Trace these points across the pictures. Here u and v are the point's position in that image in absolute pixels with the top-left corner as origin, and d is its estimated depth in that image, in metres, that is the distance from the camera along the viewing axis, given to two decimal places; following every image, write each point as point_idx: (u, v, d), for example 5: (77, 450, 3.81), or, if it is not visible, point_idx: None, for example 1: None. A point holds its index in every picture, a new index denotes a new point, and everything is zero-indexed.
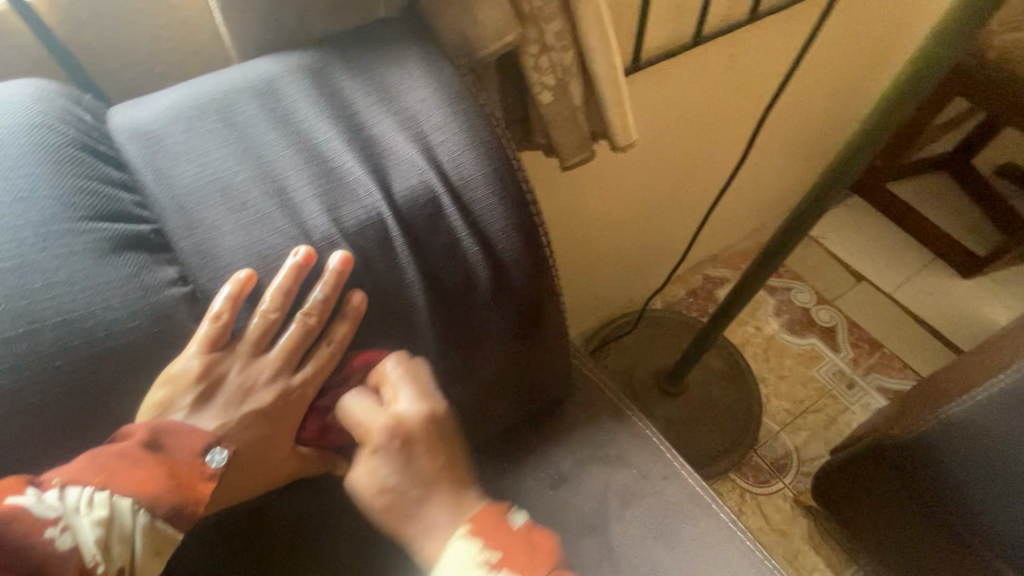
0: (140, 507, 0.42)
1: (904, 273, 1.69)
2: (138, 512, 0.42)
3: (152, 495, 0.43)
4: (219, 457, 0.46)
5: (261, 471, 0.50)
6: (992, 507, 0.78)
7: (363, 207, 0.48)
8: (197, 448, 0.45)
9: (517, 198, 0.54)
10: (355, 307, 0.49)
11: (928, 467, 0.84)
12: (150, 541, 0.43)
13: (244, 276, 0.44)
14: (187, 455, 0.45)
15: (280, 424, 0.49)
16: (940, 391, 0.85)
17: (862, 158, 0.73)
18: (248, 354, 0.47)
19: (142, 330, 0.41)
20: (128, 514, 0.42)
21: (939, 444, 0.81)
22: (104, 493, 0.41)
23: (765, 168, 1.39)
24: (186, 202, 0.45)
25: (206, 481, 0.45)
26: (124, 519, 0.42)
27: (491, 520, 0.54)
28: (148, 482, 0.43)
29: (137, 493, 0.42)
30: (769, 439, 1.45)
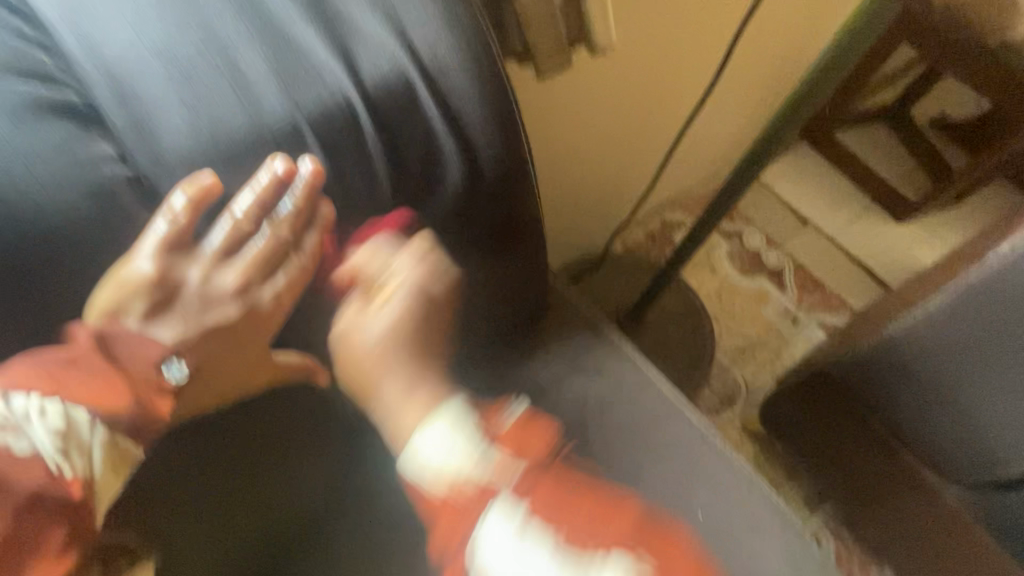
0: (96, 419, 0.38)
1: (848, 217, 1.78)
2: (95, 424, 0.38)
3: (109, 408, 0.39)
4: (177, 372, 0.41)
5: (229, 381, 0.45)
6: (908, 415, 0.86)
7: (326, 90, 0.44)
8: (153, 360, 0.40)
9: (497, 93, 0.50)
10: (323, 217, 0.45)
11: (858, 386, 0.90)
12: (108, 454, 0.39)
13: (208, 179, 0.40)
14: (141, 366, 0.40)
15: (248, 339, 0.45)
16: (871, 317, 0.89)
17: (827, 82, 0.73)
18: (212, 265, 0.42)
19: (83, 209, 0.37)
20: (85, 426, 0.38)
21: (865, 365, 0.86)
22: (55, 400, 0.37)
23: (726, 107, 1.38)
24: (117, 69, 0.39)
25: (163, 397, 0.41)
26: (81, 429, 0.38)
27: (482, 411, 0.54)
28: (107, 393, 0.39)
29: (94, 406, 0.38)
30: (720, 372, 1.53)
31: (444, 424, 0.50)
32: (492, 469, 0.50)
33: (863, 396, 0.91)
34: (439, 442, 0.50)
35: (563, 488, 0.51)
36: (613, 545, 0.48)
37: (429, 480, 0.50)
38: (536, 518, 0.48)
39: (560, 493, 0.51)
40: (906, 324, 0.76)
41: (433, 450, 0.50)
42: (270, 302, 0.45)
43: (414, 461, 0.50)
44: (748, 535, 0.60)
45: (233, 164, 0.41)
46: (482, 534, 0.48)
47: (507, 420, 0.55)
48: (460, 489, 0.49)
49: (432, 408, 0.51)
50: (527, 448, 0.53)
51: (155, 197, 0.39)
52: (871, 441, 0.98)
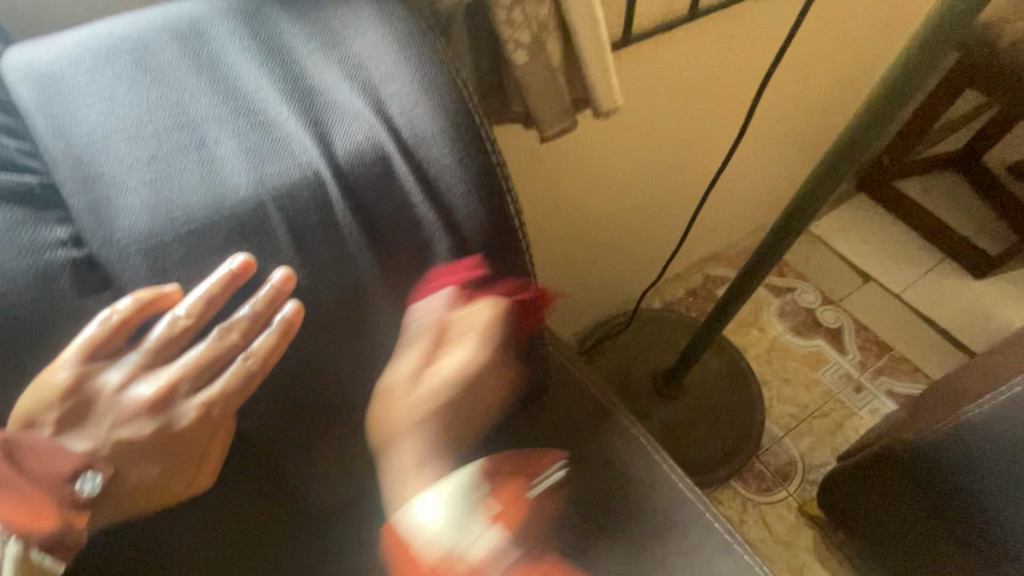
0: (11, 535, 0.34)
1: (917, 272, 1.62)
2: (9, 541, 0.34)
3: (30, 523, 0.34)
4: (90, 483, 0.35)
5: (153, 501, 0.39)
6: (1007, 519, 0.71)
7: (294, 165, 0.42)
8: (63, 474, 0.35)
9: (480, 162, 0.47)
10: (287, 320, 0.40)
11: (942, 476, 0.77)
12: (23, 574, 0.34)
13: (168, 288, 0.38)
14: (48, 480, 0.34)
15: (172, 456, 0.38)
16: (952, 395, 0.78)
17: (875, 137, 0.65)
18: (138, 369, 0.37)
19: (16, 301, 0.35)
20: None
21: (956, 449, 0.73)
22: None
23: (766, 158, 1.31)
24: (81, 152, 0.39)
25: (84, 512, 0.36)
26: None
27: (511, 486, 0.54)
28: (28, 506, 0.34)
29: (9, 522, 0.34)
30: (773, 445, 1.37)
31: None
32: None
33: (945, 488, 0.77)
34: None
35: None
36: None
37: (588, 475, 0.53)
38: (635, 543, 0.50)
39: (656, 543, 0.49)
40: (1000, 397, 0.66)
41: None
42: (192, 416, 0.38)
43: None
44: None
45: (190, 245, 0.39)
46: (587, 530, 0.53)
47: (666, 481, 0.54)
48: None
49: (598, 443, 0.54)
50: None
51: (102, 284, 0.38)
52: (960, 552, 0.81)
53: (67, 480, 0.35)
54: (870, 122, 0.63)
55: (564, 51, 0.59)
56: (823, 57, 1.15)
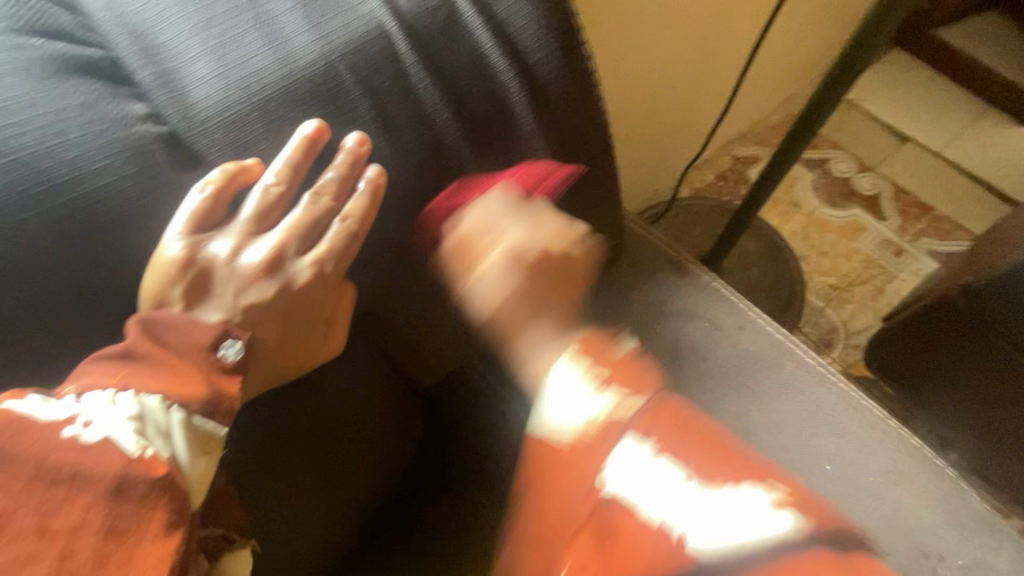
0: (171, 402, 0.33)
1: (958, 126, 1.53)
2: (172, 406, 0.33)
3: (182, 388, 0.33)
4: (233, 348, 0.36)
5: (293, 361, 0.41)
6: None
7: (357, 17, 0.39)
8: (204, 342, 0.35)
9: (549, 1, 0.44)
10: (372, 181, 0.39)
11: (1008, 312, 0.77)
12: (191, 437, 0.33)
13: (249, 161, 0.36)
14: (191, 351, 0.35)
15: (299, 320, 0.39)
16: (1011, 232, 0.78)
17: None
18: (245, 237, 0.36)
19: (119, 177, 0.34)
20: (159, 409, 0.32)
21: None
22: (126, 392, 0.32)
23: (804, 13, 1.20)
24: (137, 21, 0.36)
25: (235, 376, 0.36)
26: (156, 413, 0.32)
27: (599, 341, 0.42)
28: (180, 375, 0.34)
29: (167, 388, 0.33)
30: (815, 316, 1.36)
31: (559, 378, 0.40)
32: (596, 430, 0.38)
33: (1006, 324, 0.79)
34: (562, 388, 0.40)
35: (679, 418, 0.38)
36: (745, 477, 0.35)
37: (551, 431, 0.39)
38: (667, 450, 0.36)
39: (680, 428, 0.37)
40: None
41: (564, 398, 0.39)
42: (307, 277, 0.38)
43: (544, 409, 0.39)
44: (892, 487, 0.52)
45: (268, 111, 0.37)
46: (606, 482, 0.36)
47: (623, 352, 0.41)
48: (580, 437, 0.38)
49: (551, 355, 0.42)
50: (646, 381, 0.40)
51: (192, 159, 0.36)
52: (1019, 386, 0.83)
53: (207, 347, 0.35)
54: None
55: None
56: None
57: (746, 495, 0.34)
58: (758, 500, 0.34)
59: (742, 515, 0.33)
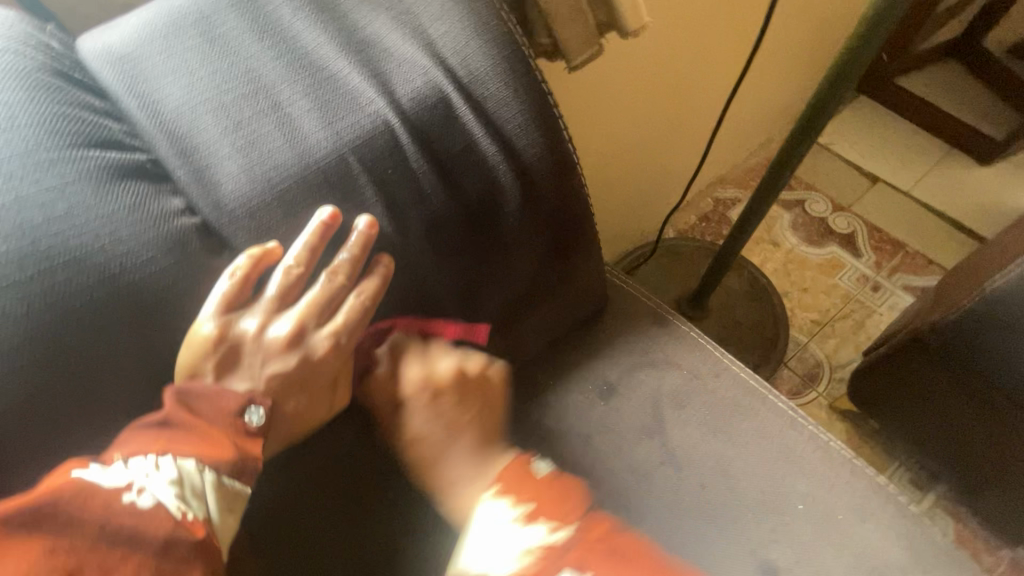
0: (205, 465, 0.37)
1: (925, 167, 1.62)
2: (205, 469, 0.37)
3: (214, 453, 0.38)
4: (256, 414, 0.41)
5: (307, 419, 0.46)
6: None
7: (365, 116, 0.44)
8: (231, 410, 0.40)
9: (533, 92, 0.50)
10: (382, 271, 0.45)
11: (972, 350, 0.82)
12: (223, 497, 0.38)
13: (270, 245, 0.41)
14: (220, 418, 0.40)
15: (313, 386, 0.44)
16: (972, 274, 0.84)
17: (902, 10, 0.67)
18: (269, 314, 0.42)
19: (159, 264, 0.38)
20: (194, 472, 0.37)
21: (983, 323, 0.78)
22: (166, 456, 0.36)
23: (772, 70, 1.29)
24: (176, 127, 0.41)
25: (256, 440, 0.41)
26: (192, 476, 0.37)
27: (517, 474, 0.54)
28: (210, 441, 0.38)
29: (201, 453, 0.37)
30: (800, 351, 1.41)
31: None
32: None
33: (972, 362, 0.83)
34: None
35: None
36: None
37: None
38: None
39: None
40: None
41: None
42: (324, 348, 0.44)
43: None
44: (860, 523, 0.56)
45: (287, 202, 0.42)
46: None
47: None
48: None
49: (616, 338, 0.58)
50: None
51: (222, 244, 0.41)
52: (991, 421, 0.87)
53: (235, 414, 0.40)
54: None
55: None
56: None
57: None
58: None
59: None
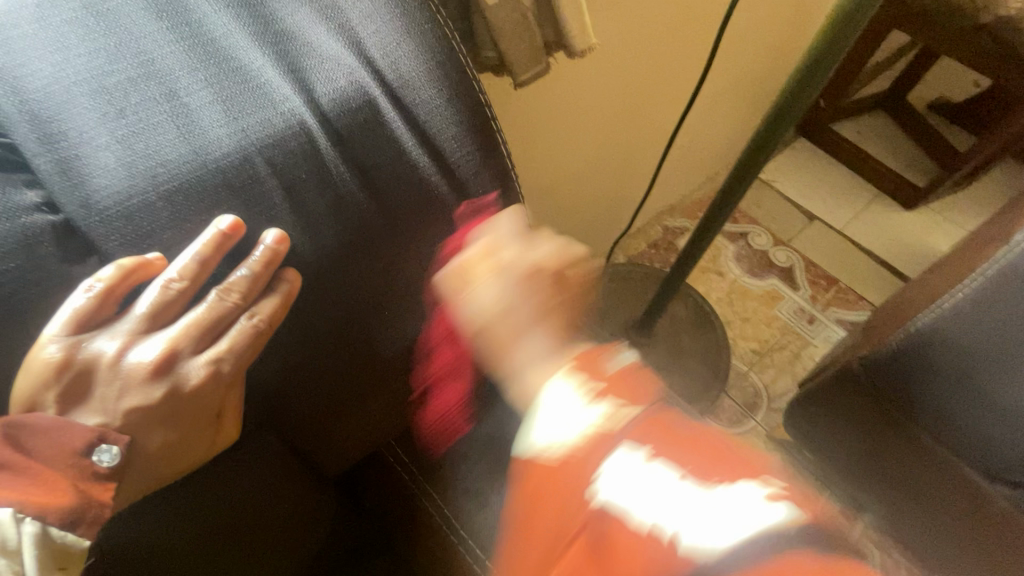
0: (24, 515, 0.32)
1: (858, 207, 1.70)
2: (24, 520, 0.33)
3: (45, 501, 0.33)
4: (108, 455, 0.36)
5: (181, 457, 0.40)
6: (950, 421, 0.80)
7: (276, 113, 0.40)
8: (75, 449, 0.35)
9: (468, 104, 0.47)
10: (288, 286, 0.40)
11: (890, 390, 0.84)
12: (44, 554, 0.33)
13: (150, 257, 0.36)
14: (61, 459, 0.34)
15: (188, 420, 0.39)
16: (897, 313, 0.86)
17: (838, 51, 0.68)
18: (133, 337, 0.36)
19: (7, 269, 0.33)
20: (10, 524, 0.32)
21: (900, 367, 0.80)
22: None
23: (718, 105, 1.33)
24: (42, 109, 0.36)
25: (107, 483, 0.36)
26: (5, 529, 0.32)
27: (593, 357, 0.43)
28: (43, 486, 0.33)
29: (24, 501, 0.32)
30: (740, 380, 1.43)
31: None
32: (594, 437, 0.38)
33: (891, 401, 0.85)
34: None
35: None
36: None
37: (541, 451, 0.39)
38: (661, 454, 0.37)
39: None
40: (942, 311, 0.71)
41: None
42: (200, 376, 0.38)
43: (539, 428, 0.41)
44: None
45: (175, 204, 0.37)
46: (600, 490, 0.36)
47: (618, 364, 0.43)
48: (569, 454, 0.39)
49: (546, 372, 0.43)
50: (640, 392, 0.41)
51: (86, 249, 0.35)
52: (913, 456, 0.89)
53: (80, 454, 0.35)
54: (839, 36, 0.66)
55: None
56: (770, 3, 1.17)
57: (737, 494, 0.34)
58: (753, 494, 0.34)
59: (738, 511, 0.33)
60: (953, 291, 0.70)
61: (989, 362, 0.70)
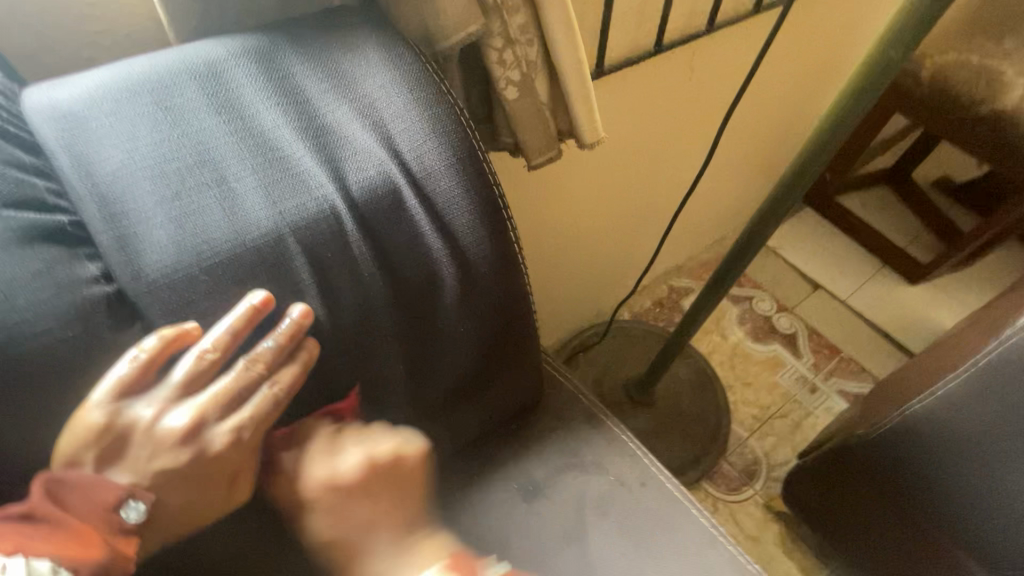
0: (60, 566, 0.36)
1: (862, 278, 1.73)
2: (61, 573, 0.36)
3: (78, 554, 0.37)
4: (134, 511, 0.40)
5: (198, 511, 0.43)
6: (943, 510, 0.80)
7: (312, 199, 0.44)
8: (107, 504, 0.39)
9: (483, 193, 0.51)
10: (307, 354, 0.44)
11: (876, 466, 0.86)
12: None
13: (189, 326, 0.40)
14: (92, 514, 0.39)
15: (208, 478, 0.42)
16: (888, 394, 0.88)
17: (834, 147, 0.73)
18: (167, 403, 0.40)
19: (67, 336, 0.37)
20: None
21: (892, 445, 0.81)
22: (17, 558, 0.35)
23: (725, 176, 1.39)
24: (109, 190, 0.40)
25: (130, 539, 0.40)
26: None
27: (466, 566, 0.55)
28: (76, 540, 0.38)
29: (61, 555, 0.36)
30: (740, 446, 1.43)
31: None
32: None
33: (879, 479, 0.87)
34: None
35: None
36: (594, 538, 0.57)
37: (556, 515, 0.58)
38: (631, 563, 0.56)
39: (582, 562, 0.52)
40: (931, 400, 0.73)
41: None
42: (222, 441, 0.42)
43: None
44: None
45: (215, 279, 0.41)
46: None
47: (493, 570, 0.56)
48: None
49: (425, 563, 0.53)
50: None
51: (132, 317, 0.39)
52: (907, 540, 0.89)
53: (111, 509, 0.39)
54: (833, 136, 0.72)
55: (551, 86, 0.63)
56: (775, 86, 1.24)
57: None
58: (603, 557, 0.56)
59: None
60: (940, 381, 0.72)
61: (980, 455, 0.71)
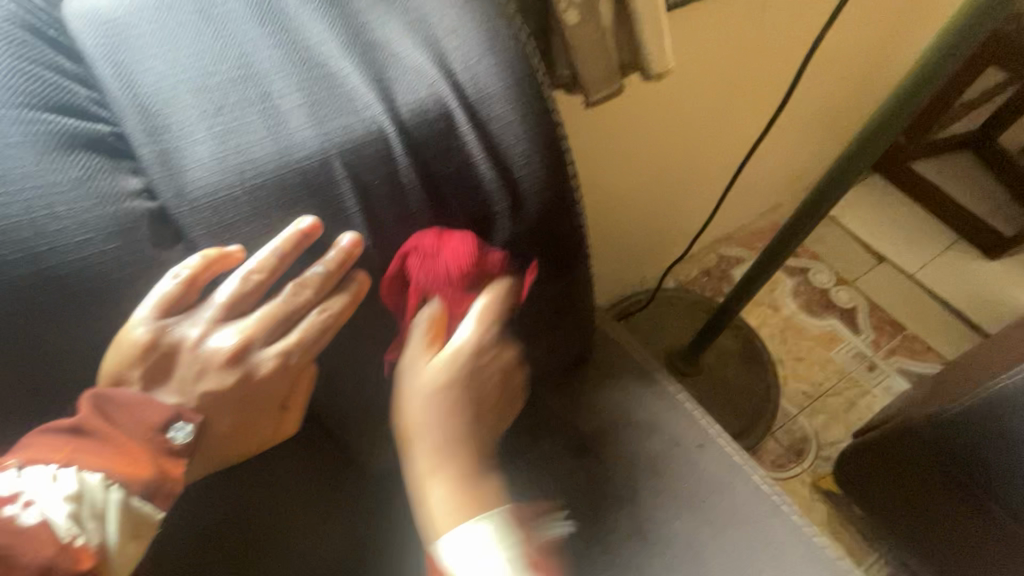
0: (112, 481, 0.35)
1: (935, 250, 1.59)
2: (111, 486, 0.35)
3: (129, 470, 0.36)
4: (182, 432, 0.38)
5: (247, 439, 0.42)
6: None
7: (359, 120, 0.41)
8: (153, 424, 0.37)
9: (543, 121, 0.46)
10: (357, 286, 0.41)
11: (948, 457, 0.77)
12: (127, 521, 0.36)
13: (232, 249, 0.37)
14: (141, 433, 0.37)
15: (255, 407, 0.40)
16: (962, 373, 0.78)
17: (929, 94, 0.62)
18: (214, 323, 0.38)
19: (113, 251, 0.36)
20: (99, 489, 0.35)
21: (967, 432, 0.73)
22: (69, 469, 0.34)
23: (789, 134, 1.28)
24: (151, 102, 0.38)
25: (180, 460, 0.38)
26: (95, 494, 0.35)
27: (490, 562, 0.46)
28: (125, 458, 0.36)
29: (111, 468, 0.35)
30: (788, 423, 1.36)
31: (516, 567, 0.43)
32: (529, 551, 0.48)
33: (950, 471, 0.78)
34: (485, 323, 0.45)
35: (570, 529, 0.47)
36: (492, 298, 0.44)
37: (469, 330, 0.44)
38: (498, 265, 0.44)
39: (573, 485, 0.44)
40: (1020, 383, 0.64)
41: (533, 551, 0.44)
42: (268, 367, 0.39)
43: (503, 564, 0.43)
44: None
45: (257, 200, 0.38)
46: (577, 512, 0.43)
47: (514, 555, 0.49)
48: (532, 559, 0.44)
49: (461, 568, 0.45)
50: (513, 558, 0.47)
51: (175, 237, 0.38)
52: (974, 536, 0.81)
53: (158, 429, 0.37)
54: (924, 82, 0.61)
55: (615, 11, 0.56)
56: (855, 32, 1.11)
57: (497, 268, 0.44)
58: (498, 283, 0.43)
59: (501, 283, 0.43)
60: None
61: None
